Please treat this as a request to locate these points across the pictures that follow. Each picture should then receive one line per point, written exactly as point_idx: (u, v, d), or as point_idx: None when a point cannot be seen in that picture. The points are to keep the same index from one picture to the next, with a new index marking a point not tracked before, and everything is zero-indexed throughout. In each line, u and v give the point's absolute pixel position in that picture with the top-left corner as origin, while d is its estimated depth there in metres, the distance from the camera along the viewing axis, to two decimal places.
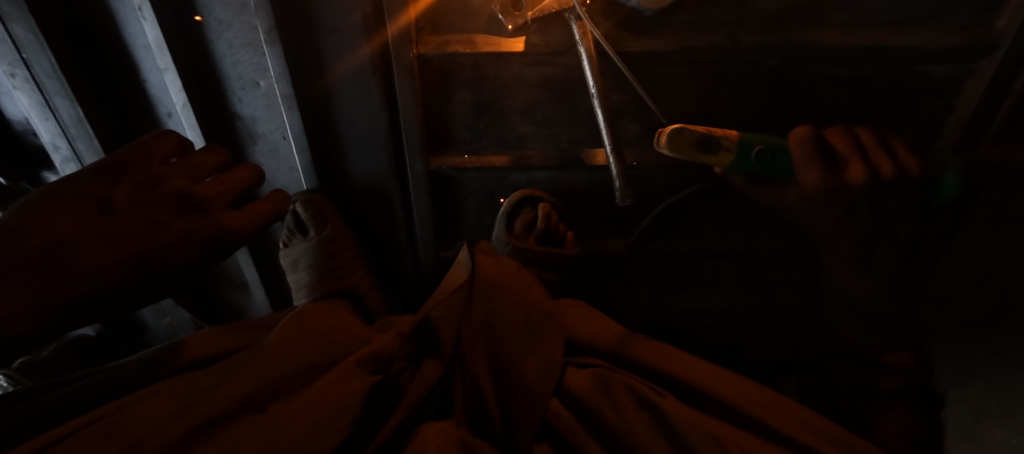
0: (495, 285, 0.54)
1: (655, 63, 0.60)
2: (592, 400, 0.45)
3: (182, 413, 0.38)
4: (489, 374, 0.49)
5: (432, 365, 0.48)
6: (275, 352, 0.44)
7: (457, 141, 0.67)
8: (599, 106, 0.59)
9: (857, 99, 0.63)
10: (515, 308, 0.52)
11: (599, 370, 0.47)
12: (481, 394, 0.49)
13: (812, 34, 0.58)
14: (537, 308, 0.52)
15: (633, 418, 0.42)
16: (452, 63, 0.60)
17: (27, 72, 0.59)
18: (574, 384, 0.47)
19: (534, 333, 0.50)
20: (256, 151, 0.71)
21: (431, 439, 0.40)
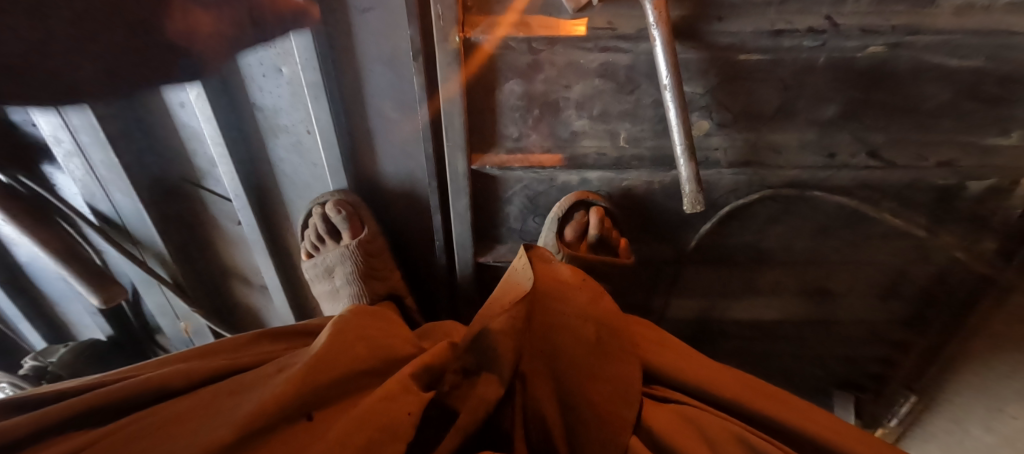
0: (558, 297, 0.47)
1: (735, 50, 0.52)
2: (684, 444, 0.39)
3: (215, 432, 0.32)
4: (555, 404, 0.43)
5: (492, 383, 0.40)
6: (317, 361, 0.37)
7: (503, 137, 0.60)
8: (672, 98, 0.51)
9: (965, 93, 0.55)
10: (584, 327, 0.45)
11: (688, 407, 0.42)
12: (546, 426, 0.42)
13: (923, 16, 0.49)
14: (608, 327, 0.46)
15: None
16: (502, 49, 0.53)
17: None
18: (658, 422, 0.41)
19: (604, 353, 0.45)
20: (278, 145, 0.64)
21: None
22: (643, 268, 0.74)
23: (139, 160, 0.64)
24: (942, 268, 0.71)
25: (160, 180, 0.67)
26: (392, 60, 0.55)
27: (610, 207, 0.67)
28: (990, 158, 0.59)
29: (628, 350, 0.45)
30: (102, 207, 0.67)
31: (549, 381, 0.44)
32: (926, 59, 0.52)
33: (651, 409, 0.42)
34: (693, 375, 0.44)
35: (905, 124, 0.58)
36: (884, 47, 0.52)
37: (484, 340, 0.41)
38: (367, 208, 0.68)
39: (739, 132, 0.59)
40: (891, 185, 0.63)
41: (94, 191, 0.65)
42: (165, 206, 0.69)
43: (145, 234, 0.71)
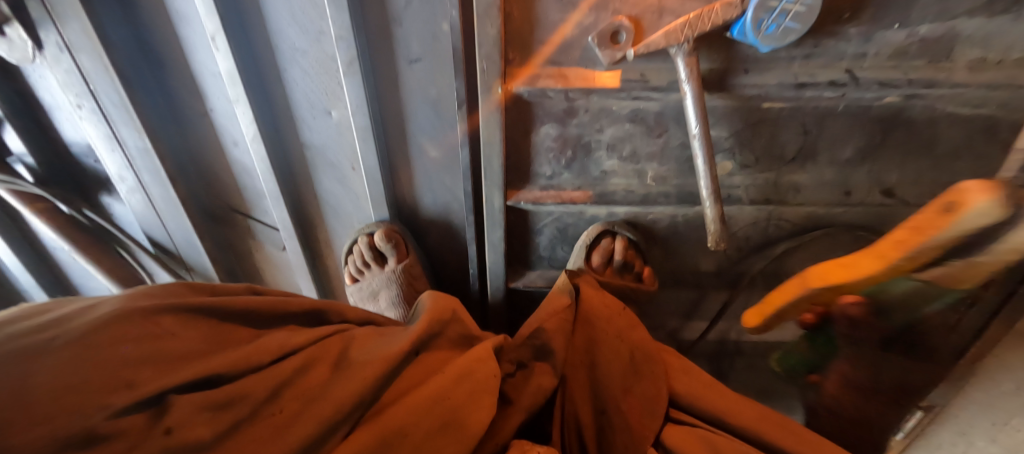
0: (595, 319, 0.52)
1: (760, 100, 0.56)
2: None
3: (347, 373, 0.37)
4: (592, 415, 0.47)
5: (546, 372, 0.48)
6: (426, 328, 0.43)
7: (537, 175, 0.64)
8: (700, 146, 0.54)
9: (977, 138, 0.58)
10: (620, 347, 0.49)
11: (705, 432, 0.43)
12: (581, 431, 0.47)
13: (938, 70, 0.53)
14: (642, 349, 0.49)
15: None
16: (541, 98, 0.56)
17: (94, 103, 0.57)
18: (675, 439, 0.43)
19: (637, 372, 0.48)
20: (324, 179, 0.68)
21: None
22: (665, 290, 0.79)
23: (194, 192, 0.69)
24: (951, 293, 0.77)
25: (211, 211, 0.72)
26: (436, 104, 0.59)
27: (636, 239, 0.71)
28: None
29: (660, 369, 0.48)
30: (158, 237, 0.72)
31: (587, 394, 0.48)
32: (941, 107, 0.56)
33: (670, 430, 0.44)
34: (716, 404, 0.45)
35: (921, 165, 0.61)
36: (901, 97, 0.55)
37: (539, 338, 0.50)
38: (410, 236, 0.73)
39: (762, 172, 0.63)
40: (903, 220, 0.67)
41: (151, 223, 0.70)
42: (214, 232, 0.74)
43: (196, 261, 0.76)
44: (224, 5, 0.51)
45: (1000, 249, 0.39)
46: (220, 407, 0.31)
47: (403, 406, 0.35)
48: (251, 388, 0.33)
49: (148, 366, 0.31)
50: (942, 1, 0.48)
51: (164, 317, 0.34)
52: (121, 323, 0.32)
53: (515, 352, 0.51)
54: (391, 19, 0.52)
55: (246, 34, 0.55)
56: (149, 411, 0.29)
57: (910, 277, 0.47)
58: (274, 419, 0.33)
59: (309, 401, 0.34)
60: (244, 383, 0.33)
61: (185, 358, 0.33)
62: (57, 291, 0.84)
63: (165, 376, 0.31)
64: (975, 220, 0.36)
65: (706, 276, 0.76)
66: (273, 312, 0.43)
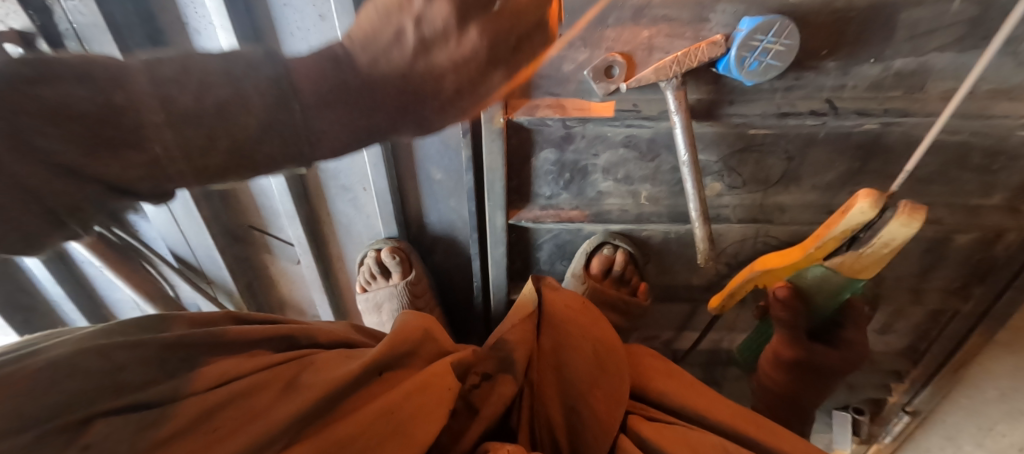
0: (562, 321, 0.58)
1: (747, 127, 0.59)
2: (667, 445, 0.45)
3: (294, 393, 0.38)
4: (561, 411, 0.52)
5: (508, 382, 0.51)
6: (389, 347, 0.44)
7: (537, 196, 0.68)
8: (689, 171, 0.58)
9: (951, 162, 0.61)
10: (584, 345, 0.55)
11: (679, 427, 0.48)
12: (552, 428, 0.51)
13: (912, 100, 0.56)
14: (604, 345, 0.55)
15: None
16: (540, 125, 0.60)
17: None
18: (646, 429, 0.47)
19: (602, 366, 0.53)
20: (336, 198, 0.72)
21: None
22: (660, 304, 0.83)
23: (216, 214, 0.73)
24: (932, 308, 0.79)
25: (232, 230, 0.76)
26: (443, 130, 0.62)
27: (635, 254, 0.74)
28: (975, 217, 0.66)
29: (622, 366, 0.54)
30: (182, 253, 0.76)
31: (559, 393, 0.53)
32: (917, 134, 0.59)
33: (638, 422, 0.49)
34: (678, 393, 0.52)
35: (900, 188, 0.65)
36: (879, 125, 0.58)
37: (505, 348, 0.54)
38: (416, 252, 0.77)
39: (750, 193, 0.67)
40: None
41: (176, 240, 0.74)
42: (236, 250, 0.79)
43: (217, 274, 0.80)
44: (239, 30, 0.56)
45: (876, 243, 0.47)
46: (145, 431, 0.32)
47: (344, 427, 0.36)
48: (185, 416, 0.34)
49: (92, 396, 0.32)
50: (915, 39, 0.52)
51: (119, 350, 0.35)
52: (72, 364, 0.33)
53: (482, 364, 0.53)
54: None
55: None
56: (78, 433, 0.31)
57: (820, 265, 0.54)
58: (207, 438, 0.33)
59: (246, 425, 0.35)
60: (177, 409, 0.34)
61: (127, 389, 0.34)
62: (83, 302, 0.89)
63: (105, 403, 0.33)
64: (857, 217, 0.45)
65: (698, 291, 0.80)
66: (235, 341, 0.42)
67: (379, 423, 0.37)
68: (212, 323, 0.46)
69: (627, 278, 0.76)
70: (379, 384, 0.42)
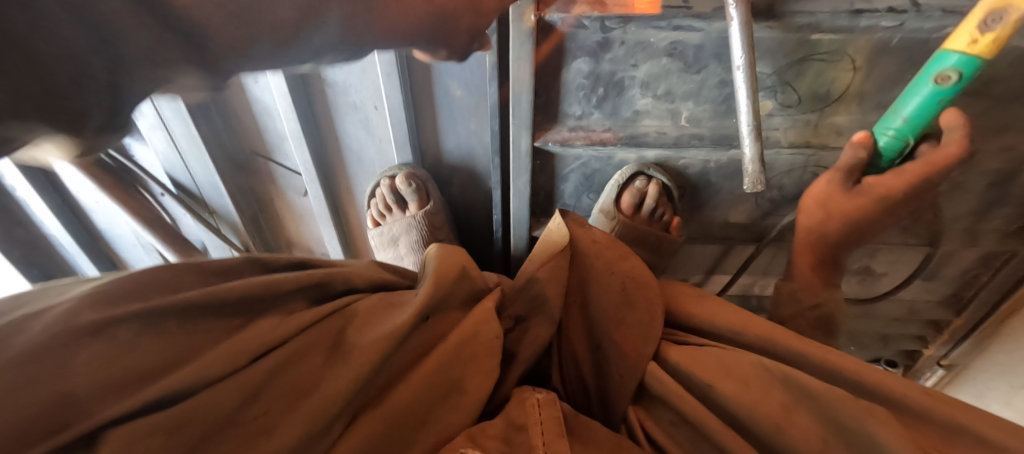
0: (584, 254, 0.45)
1: (812, 30, 0.52)
2: (704, 372, 0.35)
3: (337, 365, 0.31)
4: (587, 351, 0.43)
5: (541, 325, 0.42)
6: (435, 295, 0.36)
7: (566, 115, 0.61)
8: (742, 79, 0.51)
9: None
10: (611, 281, 0.43)
11: (714, 349, 0.38)
12: (578, 371, 0.43)
13: None
14: (635, 278, 0.43)
15: (762, 398, 0.33)
16: (575, 27, 0.53)
17: None
18: (680, 357, 0.38)
19: (630, 299, 0.42)
20: (346, 121, 0.65)
21: (534, 413, 0.34)
22: (692, 243, 0.78)
23: (216, 137, 0.66)
24: (987, 250, 0.73)
25: (234, 156, 0.70)
26: None
27: (669, 186, 0.68)
28: None
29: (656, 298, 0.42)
30: (182, 178, 0.71)
31: (585, 333, 0.43)
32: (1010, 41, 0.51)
33: (670, 349, 0.39)
34: (729, 321, 0.42)
35: (975, 108, 0.58)
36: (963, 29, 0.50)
37: (533, 288, 0.43)
38: (432, 181, 0.71)
39: (804, 113, 0.60)
40: None
41: (175, 164, 0.68)
42: (238, 180, 0.73)
43: (220, 204, 0.75)
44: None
45: None
46: (182, 427, 0.24)
47: (406, 391, 0.32)
48: (231, 402, 0.26)
49: (100, 395, 0.23)
50: None
51: (123, 327, 0.26)
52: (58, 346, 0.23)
53: (512, 306, 0.44)
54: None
55: None
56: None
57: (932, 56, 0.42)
58: (257, 426, 0.27)
59: (299, 400, 0.28)
60: (213, 393, 0.26)
61: (152, 376, 0.25)
62: (83, 237, 0.86)
63: (130, 398, 0.24)
64: None
65: (734, 229, 0.74)
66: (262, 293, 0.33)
67: (437, 383, 0.33)
68: (229, 270, 0.35)
69: (657, 212, 0.71)
70: (423, 334, 0.36)
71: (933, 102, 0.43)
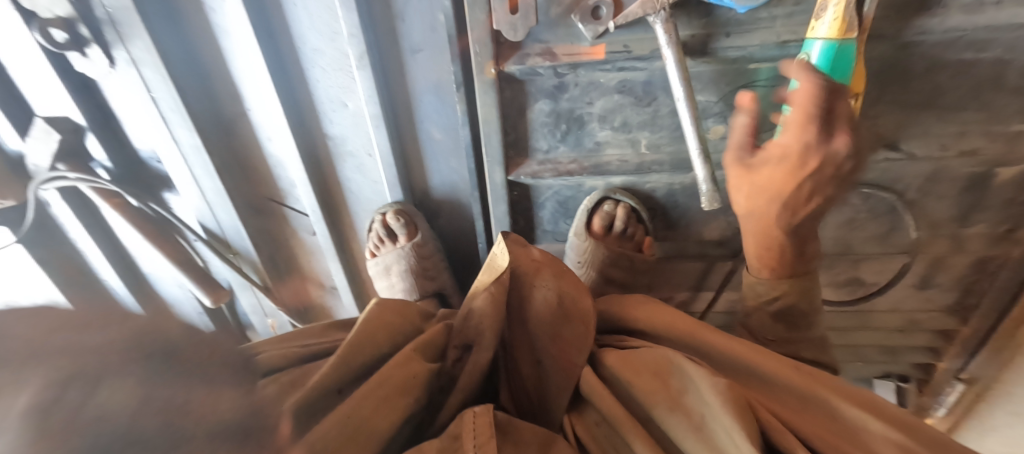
0: (525, 274, 0.49)
1: (745, 61, 0.57)
2: (628, 374, 0.41)
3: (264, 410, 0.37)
4: (532, 367, 0.47)
5: (481, 352, 0.47)
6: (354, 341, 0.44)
7: (534, 150, 0.67)
8: (684, 110, 0.56)
9: (981, 83, 0.56)
10: (547, 293, 0.48)
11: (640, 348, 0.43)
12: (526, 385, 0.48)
13: (924, 19, 0.52)
14: (569, 292, 0.48)
15: (671, 389, 0.38)
16: (532, 75, 0.60)
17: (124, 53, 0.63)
18: (614, 362, 0.43)
19: (566, 314, 0.47)
20: (346, 167, 0.75)
21: (469, 422, 0.39)
22: (668, 262, 0.80)
23: (237, 186, 0.78)
24: (981, 255, 0.71)
25: (253, 203, 0.81)
26: (438, 90, 0.65)
27: (638, 207, 0.72)
28: (1018, 145, 0.59)
29: (588, 311, 0.49)
30: (210, 223, 0.82)
31: (529, 349, 0.48)
32: (942, 54, 0.54)
33: (611, 354, 0.44)
34: (663, 320, 0.49)
35: (928, 117, 0.59)
36: (886, 48, 0.55)
37: (472, 317, 0.48)
38: (420, 214, 0.79)
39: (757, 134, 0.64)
40: (915, 175, 0.64)
41: (204, 212, 0.80)
42: (258, 223, 0.84)
43: (241, 245, 0.85)
44: (269, 57, 0.64)
45: None
46: None
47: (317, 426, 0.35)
48: None
49: None
50: None
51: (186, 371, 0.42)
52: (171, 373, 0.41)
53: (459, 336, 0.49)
54: (397, 34, 0.61)
55: (264, 12, 0.61)
56: None
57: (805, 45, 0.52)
58: None
59: None
60: None
61: None
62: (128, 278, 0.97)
63: None
64: None
65: (712, 244, 0.76)
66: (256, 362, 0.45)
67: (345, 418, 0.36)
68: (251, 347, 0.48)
69: (626, 232, 0.75)
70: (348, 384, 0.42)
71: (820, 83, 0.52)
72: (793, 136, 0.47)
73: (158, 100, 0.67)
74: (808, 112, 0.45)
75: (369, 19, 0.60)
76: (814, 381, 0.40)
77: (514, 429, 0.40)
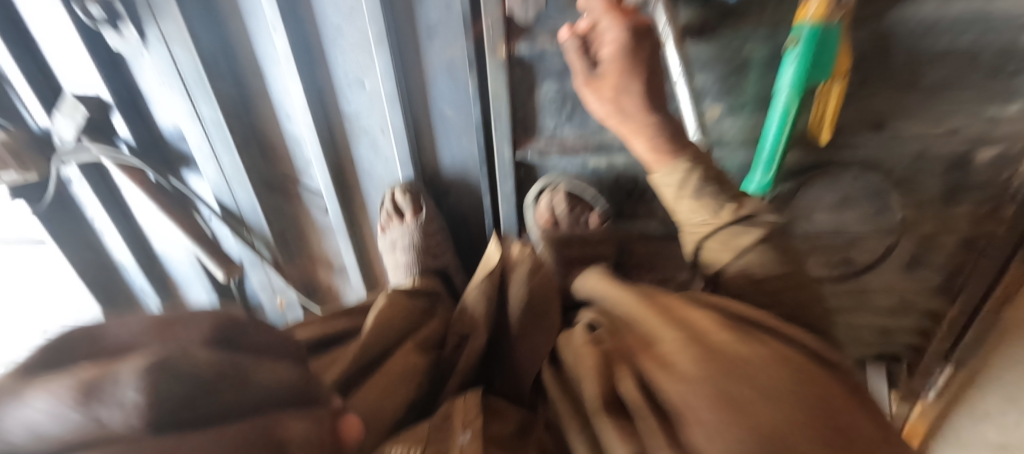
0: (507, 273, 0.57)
1: (740, 43, 0.62)
2: (564, 357, 0.45)
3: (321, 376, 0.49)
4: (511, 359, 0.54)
5: (475, 343, 0.55)
6: (373, 331, 0.54)
7: (541, 128, 0.71)
8: (684, 87, 0.60)
9: (960, 68, 0.60)
10: (516, 291, 0.54)
11: (577, 332, 0.46)
12: (507, 373, 0.53)
13: (905, 6, 0.56)
14: (536, 291, 0.53)
15: (578, 366, 0.41)
16: (540, 56, 0.64)
17: (158, 31, 0.66)
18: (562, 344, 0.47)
19: (533, 313, 0.52)
20: (361, 146, 0.79)
21: (460, 403, 0.45)
22: (667, 242, 0.82)
23: (256, 162, 0.82)
24: (964, 235, 0.74)
25: (269, 179, 0.85)
26: (452, 70, 0.69)
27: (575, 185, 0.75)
28: (996, 128, 0.63)
29: (551, 310, 0.53)
30: (226, 200, 0.85)
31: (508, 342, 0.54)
32: (924, 39, 0.58)
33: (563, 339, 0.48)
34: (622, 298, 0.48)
35: (911, 100, 0.63)
36: (868, 33, 0.60)
37: (469, 310, 0.58)
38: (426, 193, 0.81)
39: (752, 115, 0.68)
40: (899, 155, 0.69)
41: (221, 189, 0.83)
42: (275, 199, 0.88)
43: (256, 221, 0.87)
44: (292, 35, 0.68)
45: None
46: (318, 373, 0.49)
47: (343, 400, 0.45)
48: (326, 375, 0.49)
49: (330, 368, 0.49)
50: None
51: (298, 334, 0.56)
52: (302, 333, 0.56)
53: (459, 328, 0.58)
54: (415, 18, 0.65)
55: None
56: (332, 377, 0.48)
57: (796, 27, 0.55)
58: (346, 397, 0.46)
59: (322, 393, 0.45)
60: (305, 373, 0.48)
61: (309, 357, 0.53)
62: (142, 256, 1.00)
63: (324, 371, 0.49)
64: None
65: None
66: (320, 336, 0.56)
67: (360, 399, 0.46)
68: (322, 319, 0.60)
69: (584, 215, 0.77)
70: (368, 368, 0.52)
71: (809, 62, 0.54)
72: (614, 36, 0.54)
73: (185, 77, 0.70)
74: (614, 12, 0.53)
75: (387, 6, 0.64)
76: (705, 362, 0.33)
77: (496, 412, 0.46)
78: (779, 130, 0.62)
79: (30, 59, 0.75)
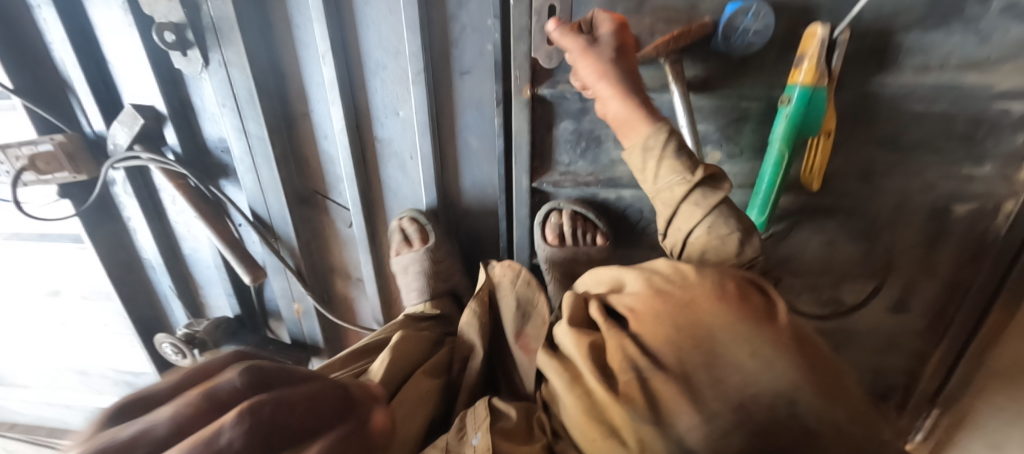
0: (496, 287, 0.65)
1: (739, 97, 0.69)
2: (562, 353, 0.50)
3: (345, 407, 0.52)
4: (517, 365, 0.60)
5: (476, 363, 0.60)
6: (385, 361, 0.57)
7: (557, 163, 0.78)
8: (688, 133, 0.66)
9: (935, 132, 0.68)
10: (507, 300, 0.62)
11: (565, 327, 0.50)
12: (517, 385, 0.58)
13: (883, 76, 0.65)
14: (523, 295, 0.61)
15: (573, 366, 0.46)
16: (560, 98, 0.72)
17: (220, 57, 0.74)
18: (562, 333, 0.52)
19: (525, 313, 0.61)
20: (389, 167, 0.86)
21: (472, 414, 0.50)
22: None
23: (291, 175, 0.89)
24: (945, 281, 0.80)
25: (300, 192, 0.91)
26: (481, 104, 0.77)
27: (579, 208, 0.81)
28: (969, 185, 0.70)
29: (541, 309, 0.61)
30: (260, 210, 0.91)
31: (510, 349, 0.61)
32: (900, 104, 0.66)
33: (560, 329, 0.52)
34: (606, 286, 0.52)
35: (892, 155, 0.71)
36: (854, 96, 0.67)
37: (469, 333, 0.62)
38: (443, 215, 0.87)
39: (749, 161, 0.75)
40: (883, 205, 0.75)
41: (257, 199, 0.89)
42: (303, 211, 0.94)
43: (284, 231, 0.93)
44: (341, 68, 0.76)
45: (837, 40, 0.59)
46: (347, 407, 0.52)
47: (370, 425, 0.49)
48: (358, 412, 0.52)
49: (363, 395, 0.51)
50: (881, 19, 0.61)
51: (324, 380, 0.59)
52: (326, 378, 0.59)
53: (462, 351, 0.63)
54: (451, 57, 0.73)
55: (342, 30, 0.73)
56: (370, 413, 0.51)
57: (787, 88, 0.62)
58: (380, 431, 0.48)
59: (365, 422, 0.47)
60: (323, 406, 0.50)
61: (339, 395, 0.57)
62: (169, 259, 1.05)
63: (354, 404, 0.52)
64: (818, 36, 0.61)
65: None
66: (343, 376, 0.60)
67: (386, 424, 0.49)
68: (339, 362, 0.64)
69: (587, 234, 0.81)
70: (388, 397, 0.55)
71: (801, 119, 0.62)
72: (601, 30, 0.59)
73: (238, 97, 0.78)
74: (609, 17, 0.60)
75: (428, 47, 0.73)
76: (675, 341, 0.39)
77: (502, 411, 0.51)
78: (773, 175, 0.68)
79: (98, 74, 0.82)
